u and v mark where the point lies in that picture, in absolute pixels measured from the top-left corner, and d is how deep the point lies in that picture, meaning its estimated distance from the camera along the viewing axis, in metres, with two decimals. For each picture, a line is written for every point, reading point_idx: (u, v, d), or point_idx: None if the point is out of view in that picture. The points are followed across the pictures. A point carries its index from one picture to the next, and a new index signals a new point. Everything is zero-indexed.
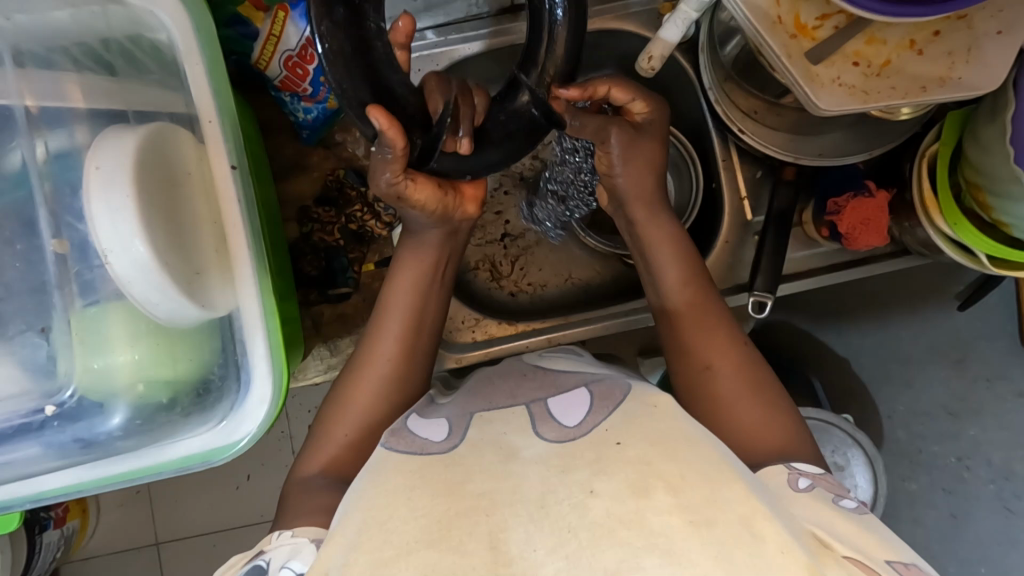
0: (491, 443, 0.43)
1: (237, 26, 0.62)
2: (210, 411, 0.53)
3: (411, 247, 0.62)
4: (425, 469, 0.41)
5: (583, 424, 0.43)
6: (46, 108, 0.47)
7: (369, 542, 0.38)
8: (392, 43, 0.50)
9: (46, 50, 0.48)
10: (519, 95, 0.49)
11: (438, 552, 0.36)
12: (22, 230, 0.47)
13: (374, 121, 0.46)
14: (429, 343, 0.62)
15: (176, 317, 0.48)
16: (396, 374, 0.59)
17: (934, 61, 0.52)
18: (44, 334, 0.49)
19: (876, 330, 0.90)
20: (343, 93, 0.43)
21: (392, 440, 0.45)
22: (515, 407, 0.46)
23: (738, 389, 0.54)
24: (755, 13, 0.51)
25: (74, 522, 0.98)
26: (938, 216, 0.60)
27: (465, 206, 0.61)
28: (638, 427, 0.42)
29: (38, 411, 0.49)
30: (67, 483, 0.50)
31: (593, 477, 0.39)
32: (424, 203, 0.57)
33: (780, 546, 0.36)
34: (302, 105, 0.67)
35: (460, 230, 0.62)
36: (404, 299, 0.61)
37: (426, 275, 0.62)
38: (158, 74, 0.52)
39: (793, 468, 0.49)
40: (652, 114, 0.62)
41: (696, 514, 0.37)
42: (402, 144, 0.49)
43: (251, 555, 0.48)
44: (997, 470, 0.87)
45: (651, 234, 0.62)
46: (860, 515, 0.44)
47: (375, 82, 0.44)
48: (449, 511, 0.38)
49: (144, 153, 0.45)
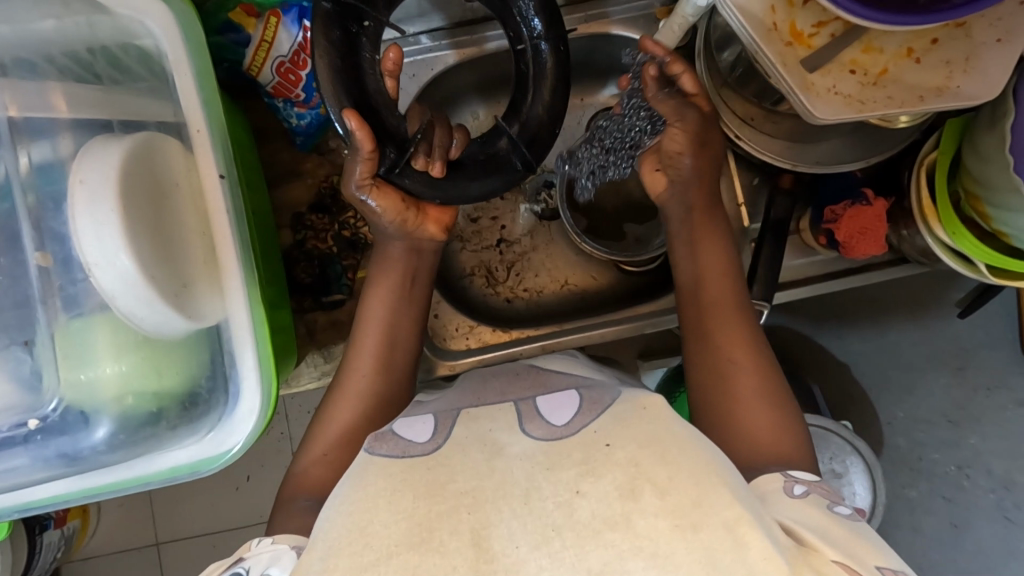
0: (477, 439, 0.42)
1: (229, 33, 0.61)
2: (197, 424, 0.53)
3: (380, 262, 0.62)
4: (410, 472, 0.40)
5: (571, 424, 0.42)
6: (31, 119, 0.47)
7: (349, 543, 0.37)
8: (382, 71, 0.54)
9: (30, 58, 0.48)
10: (499, 139, 0.56)
11: (418, 555, 0.36)
12: (6, 244, 0.47)
13: (347, 122, 0.50)
14: (408, 355, 0.61)
15: (163, 329, 0.47)
16: (374, 389, 0.59)
17: (931, 70, 0.51)
18: (28, 347, 0.48)
19: (876, 336, 0.89)
20: (328, 96, 0.50)
21: (375, 443, 0.43)
22: (504, 405, 0.45)
23: (752, 404, 0.54)
24: (749, 21, 0.50)
25: (75, 522, 0.98)
26: (937, 225, 0.60)
27: (428, 224, 0.61)
28: (625, 429, 0.41)
29: (21, 425, 0.49)
30: (53, 496, 0.50)
31: (581, 477, 0.38)
32: (385, 211, 0.58)
33: (762, 553, 0.37)
34: (295, 111, 0.67)
35: (425, 248, 0.62)
36: (380, 314, 0.61)
37: (399, 289, 0.62)
38: (147, 80, 0.51)
39: (789, 476, 0.49)
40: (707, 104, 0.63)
41: (685, 519, 0.37)
42: (371, 148, 0.52)
43: (228, 563, 0.47)
44: (997, 479, 0.86)
45: (700, 231, 0.62)
46: (853, 521, 0.44)
47: (357, 93, 0.51)
48: (430, 512, 0.38)
49: (130, 165, 0.44)
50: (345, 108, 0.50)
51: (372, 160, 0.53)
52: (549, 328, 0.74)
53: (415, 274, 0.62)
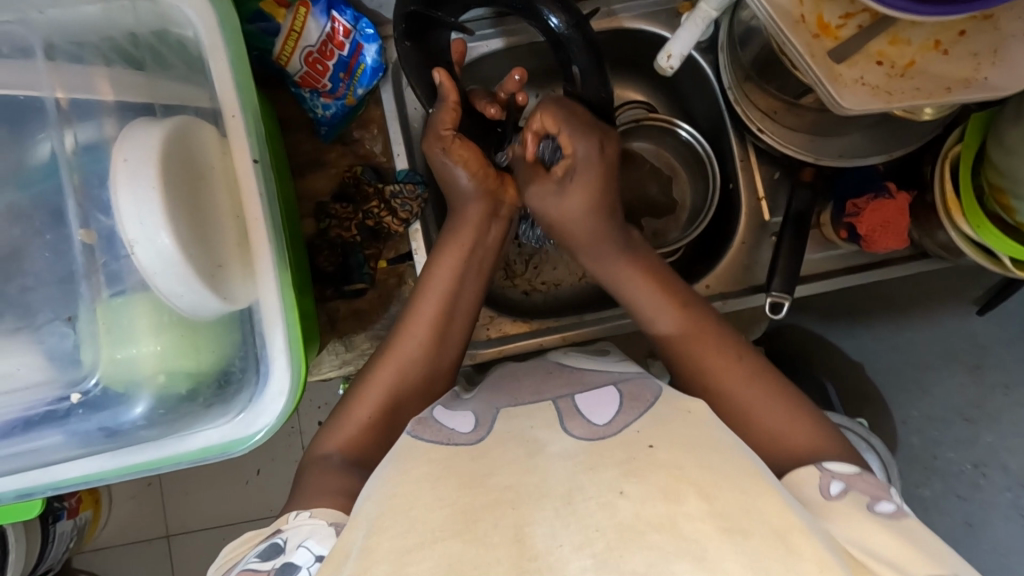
0: (516, 438, 0.44)
1: (258, 22, 0.63)
2: (230, 404, 0.54)
3: (457, 227, 0.64)
4: (451, 459, 0.43)
5: (613, 422, 0.44)
6: (76, 100, 0.48)
7: (392, 525, 0.39)
8: (450, 55, 0.67)
9: (75, 45, 0.49)
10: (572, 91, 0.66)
11: (462, 544, 0.37)
12: (50, 221, 0.48)
13: (436, 76, 0.62)
14: (465, 324, 0.63)
15: (198, 308, 0.48)
16: (428, 358, 0.60)
17: (959, 61, 0.52)
18: (71, 323, 0.49)
19: (891, 334, 0.89)
20: (405, 55, 0.63)
21: (418, 428, 0.46)
22: (541, 402, 0.48)
23: (781, 414, 0.52)
24: (778, 11, 0.50)
25: (86, 513, 0.99)
26: (960, 219, 0.60)
27: (506, 192, 0.67)
28: (662, 429, 0.43)
29: (64, 399, 0.50)
30: (84, 473, 0.52)
31: (623, 478, 0.39)
32: (469, 163, 0.64)
33: (817, 563, 0.36)
34: (321, 102, 0.68)
35: (501, 214, 0.66)
36: (445, 283, 0.62)
37: (470, 253, 0.63)
38: (180, 68, 0.52)
39: (825, 469, 0.47)
40: (585, 151, 0.61)
41: (731, 522, 0.37)
42: (456, 100, 0.63)
43: (268, 534, 0.48)
44: (1014, 478, 0.85)
45: (610, 270, 0.61)
46: (898, 520, 0.42)
47: (424, 48, 0.64)
48: (473, 505, 0.39)
49: (169, 147, 0.45)
50: (435, 68, 0.62)
51: (457, 112, 0.63)
52: (569, 319, 0.74)
53: (483, 241, 0.64)
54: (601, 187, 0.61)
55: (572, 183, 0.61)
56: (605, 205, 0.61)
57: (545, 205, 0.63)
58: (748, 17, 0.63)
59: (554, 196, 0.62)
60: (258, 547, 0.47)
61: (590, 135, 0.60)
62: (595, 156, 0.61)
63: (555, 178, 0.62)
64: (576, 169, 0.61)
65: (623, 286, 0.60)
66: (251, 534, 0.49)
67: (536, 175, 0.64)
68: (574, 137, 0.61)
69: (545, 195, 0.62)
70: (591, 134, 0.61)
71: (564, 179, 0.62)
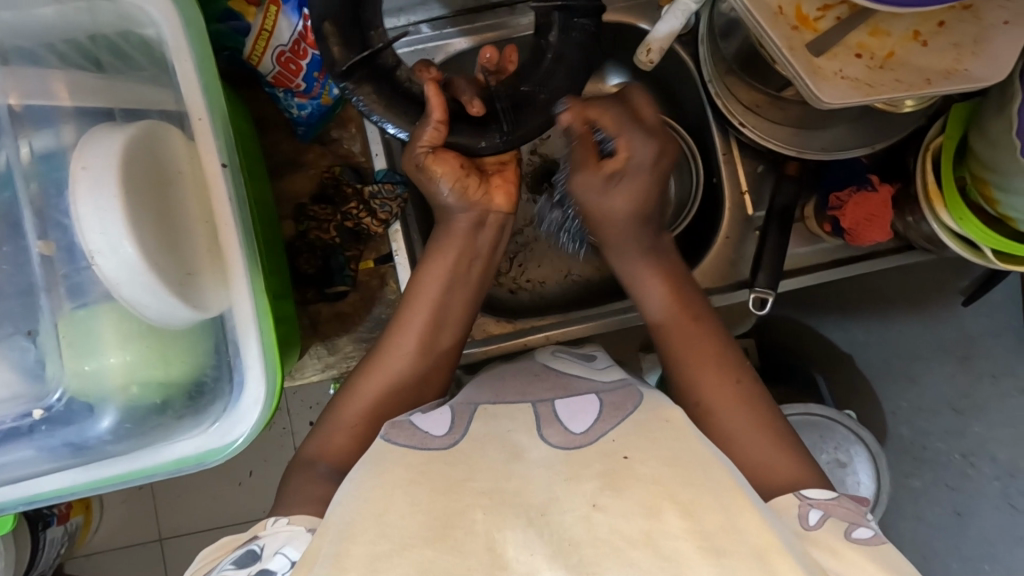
0: (496, 439, 0.43)
1: (229, 21, 0.61)
2: (203, 414, 0.54)
3: (441, 239, 0.61)
4: (428, 464, 0.41)
5: (590, 431, 0.43)
6: (31, 106, 0.47)
7: (364, 530, 0.38)
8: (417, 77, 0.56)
9: (32, 46, 0.48)
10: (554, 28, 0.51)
11: (434, 551, 0.37)
12: (9, 232, 0.47)
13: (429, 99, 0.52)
14: (455, 333, 0.60)
15: (168, 318, 0.47)
16: (413, 369, 0.58)
17: (939, 53, 0.51)
18: (31, 337, 0.49)
19: (878, 323, 0.88)
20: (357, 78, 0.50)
21: (392, 432, 0.44)
22: (522, 403, 0.46)
23: (776, 454, 0.51)
24: (755, 3, 0.49)
25: (77, 518, 0.99)
26: (942, 210, 0.59)
27: (494, 198, 0.61)
28: (645, 440, 0.42)
29: (27, 416, 0.49)
30: (60, 486, 0.51)
31: (599, 491, 0.39)
32: (445, 175, 0.58)
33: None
34: (296, 101, 0.66)
35: (489, 223, 0.62)
36: (432, 291, 0.60)
37: (459, 263, 0.61)
38: (147, 70, 0.51)
39: (804, 499, 0.47)
40: (644, 153, 0.55)
41: (709, 542, 0.37)
42: (441, 116, 0.53)
43: (245, 539, 0.48)
44: (1003, 467, 0.85)
45: (632, 266, 0.59)
46: (877, 546, 0.42)
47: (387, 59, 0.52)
48: (447, 509, 0.39)
49: (132, 153, 0.44)
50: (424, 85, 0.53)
51: (442, 129, 0.53)
52: (553, 319, 0.73)
53: (473, 249, 0.61)
54: (645, 199, 0.57)
55: (619, 184, 0.57)
56: (649, 210, 0.58)
57: (586, 197, 0.58)
58: (728, 10, 0.63)
59: (597, 192, 0.57)
60: (234, 552, 0.46)
61: (651, 137, 0.55)
62: (652, 161, 0.56)
63: (603, 173, 0.56)
64: (627, 172, 0.56)
65: (642, 294, 0.59)
66: (227, 539, 0.48)
67: (585, 162, 0.57)
68: (634, 141, 0.55)
69: (588, 189, 0.57)
70: (654, 136, 0.55)
71: (619, 175, 0.56)
